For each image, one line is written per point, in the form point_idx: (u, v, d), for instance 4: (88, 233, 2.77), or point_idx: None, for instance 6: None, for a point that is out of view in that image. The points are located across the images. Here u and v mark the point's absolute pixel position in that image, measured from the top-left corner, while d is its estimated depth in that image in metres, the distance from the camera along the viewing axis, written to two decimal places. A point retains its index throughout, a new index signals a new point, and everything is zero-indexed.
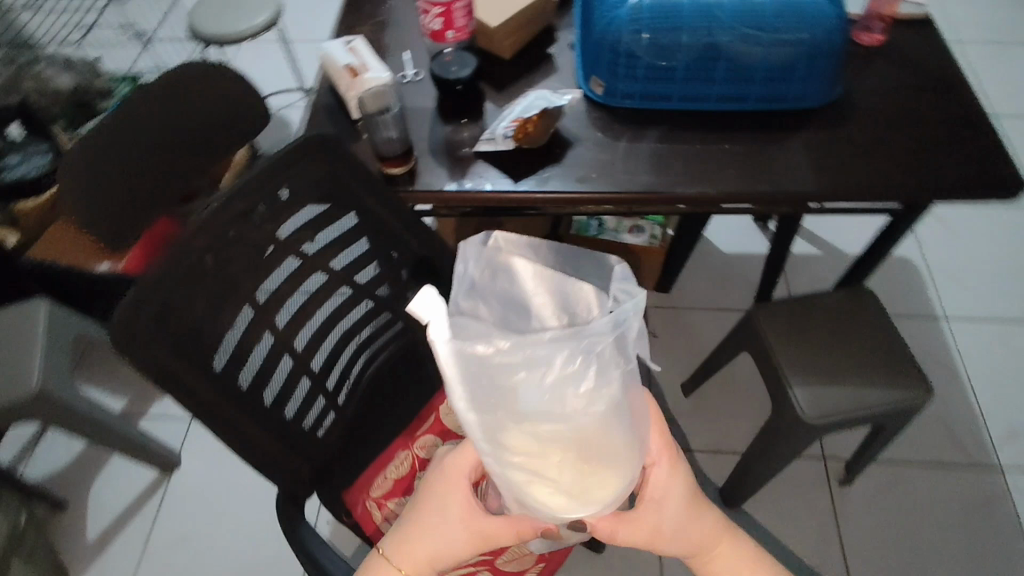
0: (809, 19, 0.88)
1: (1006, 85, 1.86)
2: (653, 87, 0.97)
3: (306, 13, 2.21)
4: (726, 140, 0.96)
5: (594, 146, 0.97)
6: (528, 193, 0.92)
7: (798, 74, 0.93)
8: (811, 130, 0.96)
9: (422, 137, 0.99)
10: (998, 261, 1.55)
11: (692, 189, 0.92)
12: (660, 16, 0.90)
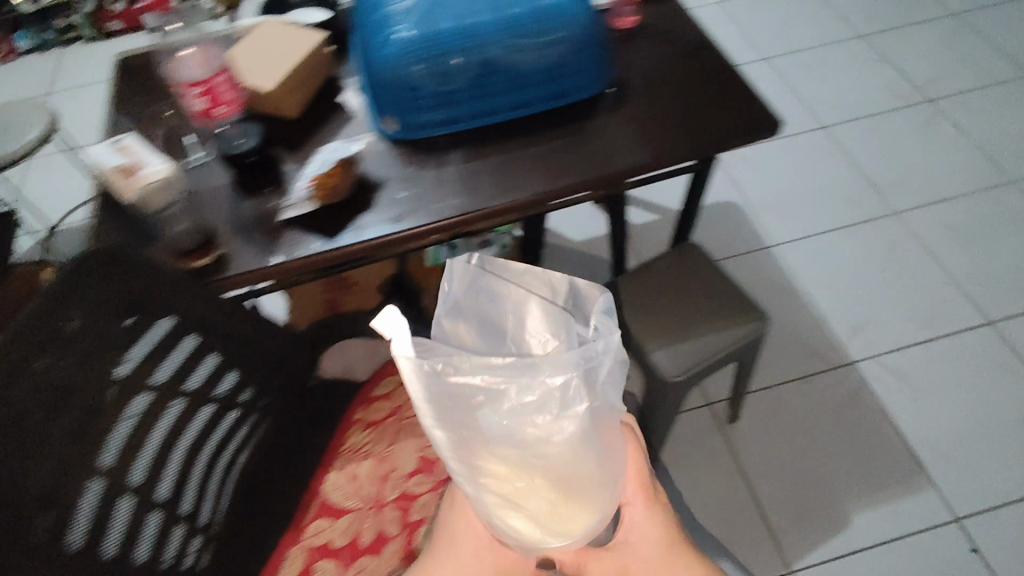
0: (563, 20, 0.95)
1: (766, 36, 2.15)
2: (443, 113, 0.99)
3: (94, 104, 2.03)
4: (524, 143, 1.00)
5: (400, 182, 0.97)
6: (350, 246, 0.90)
7: (570, 71, 1.00)
8: (594, 117, 1.01)
9: (222, 219, 0.94)
10: (797, 185, 1.77)
11: (506, 199, 0.94)
12: (429, 45, 0.92)
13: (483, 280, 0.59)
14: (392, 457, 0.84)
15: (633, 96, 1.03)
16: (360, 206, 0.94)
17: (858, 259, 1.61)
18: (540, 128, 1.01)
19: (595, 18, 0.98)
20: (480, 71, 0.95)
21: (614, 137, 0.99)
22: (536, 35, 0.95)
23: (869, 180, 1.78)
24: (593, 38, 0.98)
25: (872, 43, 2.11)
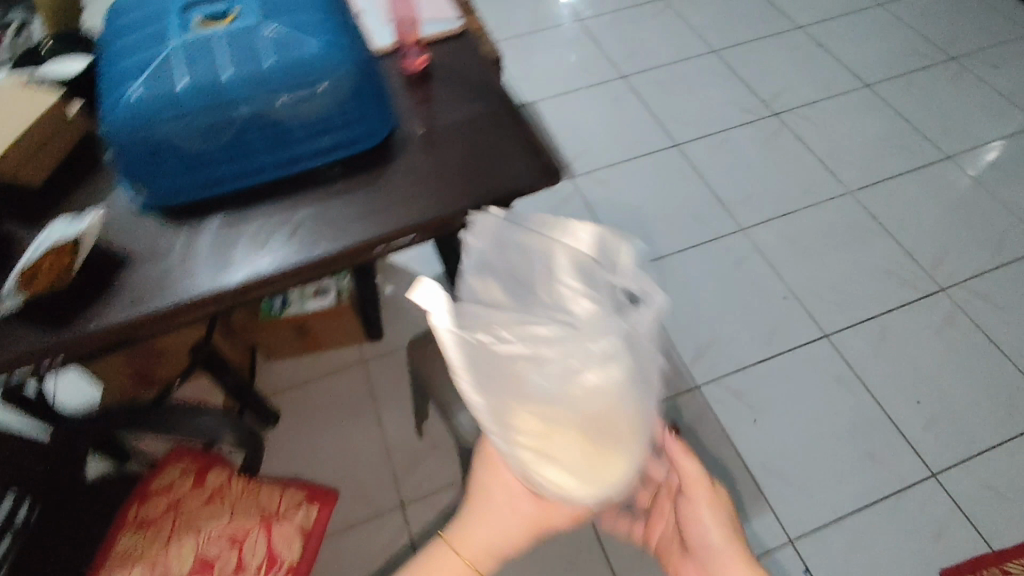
0: (311, 66, 0.87)
1: (628, 46, 2.12)
2: (199, 175, 0.91)
3: None
4: (288, 207, 0.93)
5: (143, 264, 0.87)
6: (93, 332, 0.81)
7: (336, 121, 0.92)
8: (365, 174, 0.95)
9: None
10: (658, 199, 1.74)
11: (278, 266, 0.87)
12: (158, 108, 0.85)
13: (507, 237, 0.71)
14: (163, 562, 0.88)
15: (407, 148, 0.97)
16: (88, 296, 0.84)
17: (709, 275, 1.60)
18: (303, 189, 0.94)
19: (362, 60, 0.91)
20: (229, 130, 0.88)
21: (382, 195, 0.93)
22: (287, 84, 0.87)
23: (715, 195, 1.74)
24: (355, 84, 0.91)
25: (722, 56, 2.07)
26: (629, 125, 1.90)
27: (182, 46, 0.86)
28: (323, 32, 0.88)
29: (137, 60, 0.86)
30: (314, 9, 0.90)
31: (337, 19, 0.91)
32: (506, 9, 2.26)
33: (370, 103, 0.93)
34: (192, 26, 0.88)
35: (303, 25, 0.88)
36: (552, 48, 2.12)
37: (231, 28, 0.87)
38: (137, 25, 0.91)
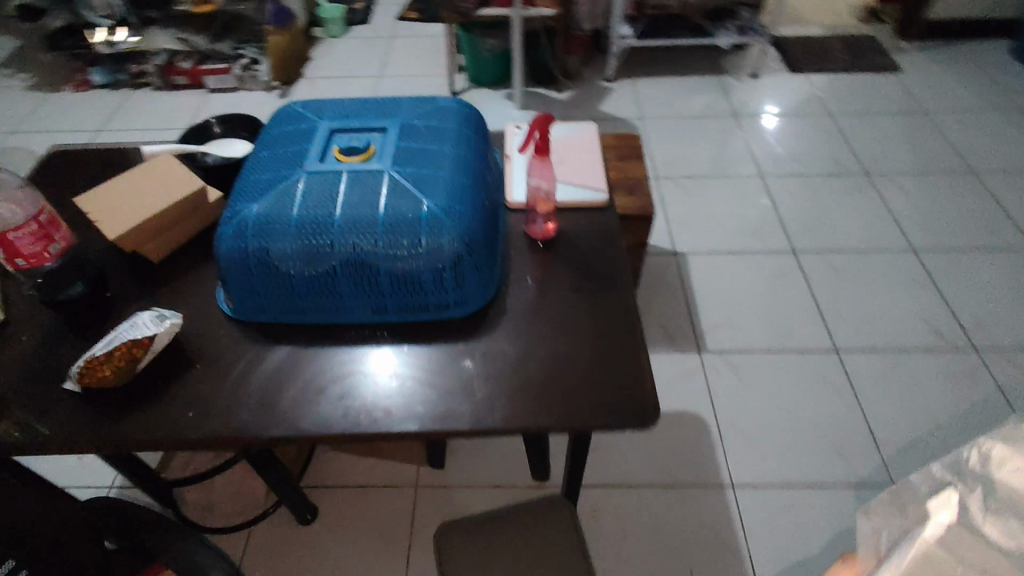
0: (421, 231, 0.82)
1: (809, 220, 1.89)
2: (283, 301, 0.88)
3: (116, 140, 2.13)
4: (355, 359, 0.86)
5: (201, 377, 0.84)
6: (128, 439, 0.78)
7: (430, 286, 0.86)
8: (444, 345, 0.87)
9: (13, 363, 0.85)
10: (794, 411, 1.47)
11: (317, 427, 0.79)
12: (264, 232, 0.83)
13: None
14: None
15: (497, 331, 0.88)
16: (140, 399, 0.82)
17: (836, 532, 1.28)
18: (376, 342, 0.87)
19: (473, 235, 0.85)
20: (322, 269, 0.84)
21: (450, 380, 0.83)
22: (389, 241, 0.82)
23: (869, 429, 1.43)
24: (460, 257, 0.84)
25: (923, 261, 1.77)
26: (785, 311, 1.66)
27: (312, 179, 0.86)
28: (444, 200, 0.84)
29: (269, 178, 0.87)
30: (445, 173, 0.88)
31: (464, 188, 0.87)
32: (689, 147, 2.14)
33: (469, 278, 0.86)
34: (330, 159, 0.89)
35: (427, 188, 0.85)
36: (724, 200, 1.96)
37: (361, 172, 0.86)
38: (286, 141, 0.93)
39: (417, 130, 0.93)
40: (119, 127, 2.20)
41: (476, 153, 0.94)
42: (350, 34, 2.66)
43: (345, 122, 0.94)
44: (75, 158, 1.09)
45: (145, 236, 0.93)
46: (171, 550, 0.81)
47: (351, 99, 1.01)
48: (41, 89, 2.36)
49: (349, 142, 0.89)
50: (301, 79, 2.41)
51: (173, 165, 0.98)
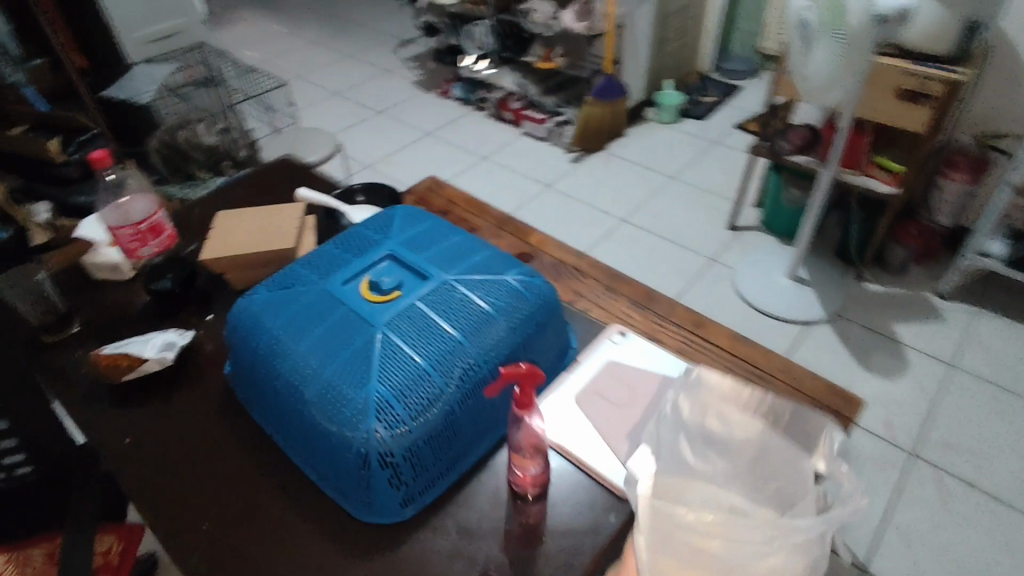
0: (360, 407, 0.71)
1: None
2: (243, 388, 0.84)
3: (433, 150, 2.48)
4: (256, 479, 0.77)
5: (160, 415, 0.86)
6: (88, 423, 0.85)
7: (341, 466, 0.72)
8: (332, 531, 0.72)
9: (107, 309, 1.01)
10: None
11: (174, 523, 0.74)
12: (259, 318, 0.81)
13: None
14: None
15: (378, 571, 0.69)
16: (121, 394, 0.88)
17: None
18: (280, 486, 0.76)
19: (398, 447, 0.70)
20: (272, 382, 0.78)
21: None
22: (319, 400, 0.73)
23: None
24: (378, 458, 0.70)
25: None
26: None
27: (321, 294, 0.82)
28: (392, 392, 0.72)
29: (302, 272, 0.86)
30: (425, 362, 0.74)
31: (429, 390, 0.73)
32: (995, 435, 1.46)
33: (373, 487, 0.71)
34: (355, 282, 0.83)
35: (391, 368, 0.73)
36: (1000, 542, 1.29)
37: (357, 314, 0.78)
38: (355, 243, 0.91)
39: (452, 296, 0.80)
40: (444, 138, 2.55)
41: (491, 353, 0.77)
42: (679, 125, 2.55)
43: (405, 253, 0.86)
44: (277, 172, 1.26)
45: (242, 266, 1.00)
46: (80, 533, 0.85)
47: (451, 227, 0.93)
48: (422, 88, 2.88)
49: (379, 278, 0.82)
50: (602, 152, 2.42)
51: (292, 215, 1.04)
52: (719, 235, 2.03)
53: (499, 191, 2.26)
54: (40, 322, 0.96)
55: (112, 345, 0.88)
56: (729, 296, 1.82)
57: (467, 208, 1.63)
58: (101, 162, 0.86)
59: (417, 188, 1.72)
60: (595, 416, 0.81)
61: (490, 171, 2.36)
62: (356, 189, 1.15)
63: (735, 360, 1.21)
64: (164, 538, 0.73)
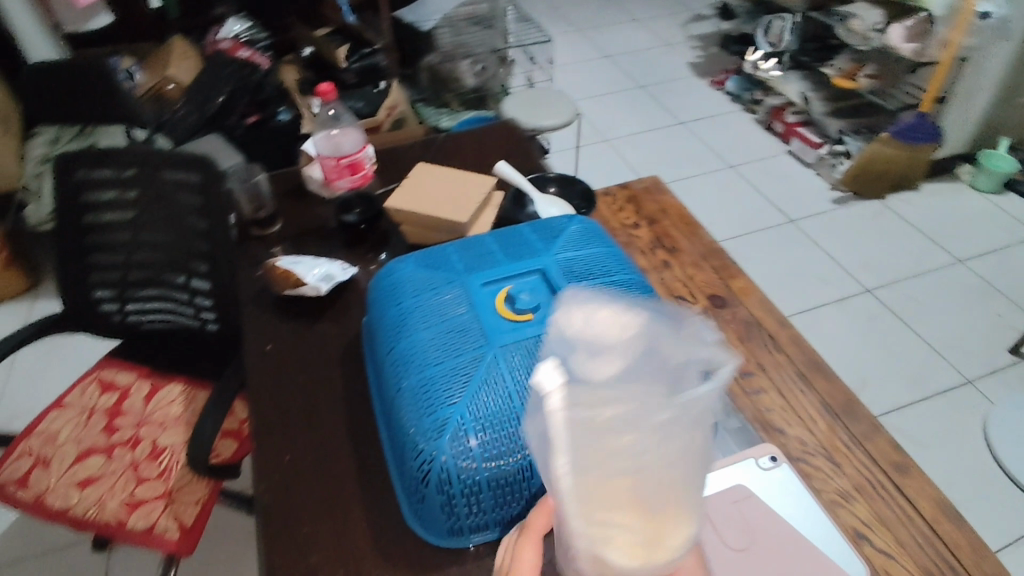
0: (442, 419, 0.66)
1: None
2: (366, 344, 0.85)
3: (678, 142, 2.30)
4: (342, 435, 0.79)
5: (300, 333, 0.92)
6: (250, 315, 0.96)
7: (406, 466, 0.69)
8: (377, 521, 0.70)
9: (306, 220, 1.11)
10: None
11: (265, 441, 0.79)
12: (398, 287, 0.81)
13: None
14: (167, 428, 1.13)
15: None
16: (281, 303, 0.97)
17: None
18: (355, 454, 0.77)
19: (460, 480, 0.64)
20: (382, 354, 0.77)
21: (325, 547, 0.68)
22: (409, 393, 0.70)
23: None
24: (438, 480, 0.64)
25: None
26: None
27: (457, 287, 0.78)
28: (477, 421, 0.65)
29: (453, 256, 0.83)
30: (521, 404, 0.66)
31: (513, 436, 0.65)
32: None
33: (424, 504, 0.66)
34: (494, 288, 0.78)
35: (486, 394, 0.66)
36: None
37: (480, 323, 0.73)
38: (515, 242, 0.85)
39: None
40: (695, 131, 2.35)
41: None
42: (997, 196, 1.99)
43: (556, 276, 0.79)
44: (491, 137, 1.27)
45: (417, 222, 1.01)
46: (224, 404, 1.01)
47: (619, 262, 0.83)
48: (696, 72, 2.66)
49: (518, 293, 0.76)
50: (874, 200, 2.00)
51: (481, 186, 1.03)
52: (990, 354, 1.57)
53: (732, 208, 2.02)
54: (254, 217, 1.10)
55: (286, 259, 0.98)
56: (970, 435, 1.41)
57: (677, 223, 1.48)
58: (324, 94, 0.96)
59: (635, 184, 1.60)
60: None
61: (730, 183, 2.11)
62: (550, 178, 1.12)
63: (930, 534, 0.92)
64: (253, 449, 0.78)
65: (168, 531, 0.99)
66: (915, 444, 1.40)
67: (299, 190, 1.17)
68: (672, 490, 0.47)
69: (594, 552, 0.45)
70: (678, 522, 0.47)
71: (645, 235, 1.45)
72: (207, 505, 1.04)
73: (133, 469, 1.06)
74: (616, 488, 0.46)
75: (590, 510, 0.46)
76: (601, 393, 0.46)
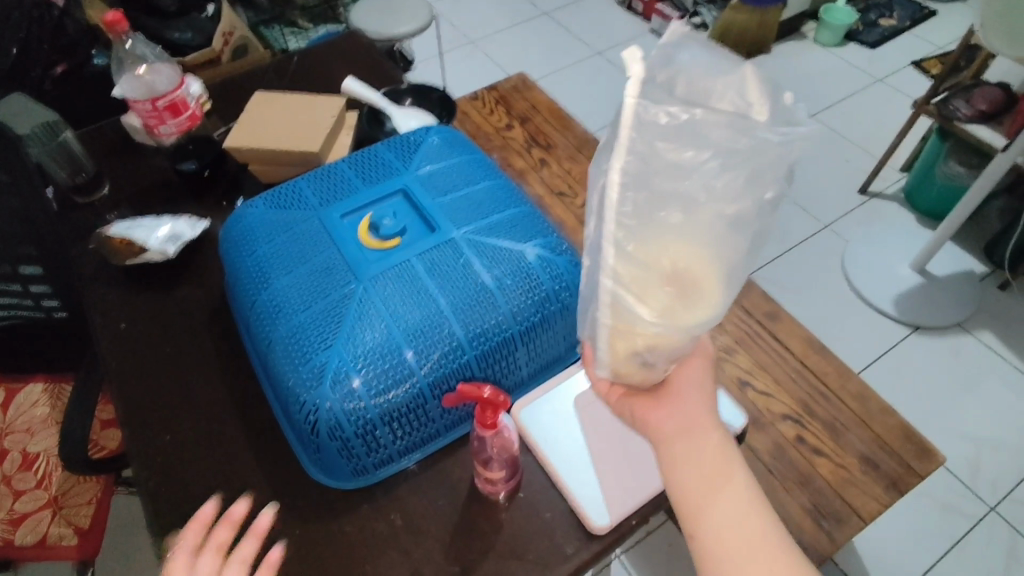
0: (321, 366, 0.63)
1: None
2: (231, 303, 0.79)
3: (543, 34, 2.23)
4: (224, 402, 0.74)
5: (158, 305, 0.83)
6: (92, 293, 0.85)
7: (294, 420, 0.66)
8: (277, 478, 0.68)
9: (138, 177, 0.99)
10: None
11: (138, 426, 0.73)
12: (250, 236, 0.74)
13: None
14: (35, 435, 1.02)
15: (312, 537, 0.65)
16: (127, 273, 0.87)
17: None
18: (241, 419, 0.72)
19: (351, 423, 0.62)
20: (246, 310, 0.71)
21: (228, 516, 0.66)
22: (282, 346, 0.65)
23: None
24: (328, 427, 0.62)
25: None
26: None
27: (315, 224, 0.72)
28: (357, 361, 0.62)
29: (304, 190, 0.77)
30: (400, 334, 0.64)
31: (398, 367, 0.63)
32: None
33: (321, 453, 0.64)
34: (355, 217, 0.73)
35: (363, 332, 0.64)
36: None
37: (346, 257, 0.69)
38: (371, 164, 0.79)
39: (454, 259, 0.68)
40: (558, 21, 2.27)
41: (479, 338, 0.66)
42: (841, 49, 2.11)
43: (419, 193, 0.75)
44: (335, 54, 1.15)
45: (263, 161, 0.91)
46: (91, 395, 0.92)
47: (482, 169, 0.79)
48: None
49: (380, 218, 0.71)
50: None
51: (327, 108, 0.94)
52: (845, 195, 1.72)
53: (606, 95, 2.01)
54: (71, 183, 0.95)
55: (118, 225, 0.87)
56: (834, 273, 1.56)
57: (549, 118, 1.45)
58: (115, 25, 0.83)
59: (502, 84, 1.55)
60: None
61: (601, 71, 2.09)
62: (402, 91, 1.03)
63: (801, 369, 1.03)
64: (127, 437, 0.72)
65: (64, 539, 0.92)
66: (788, 293, 1.53)
67: (121, 144, 1.03)
68: (717, 261, 0.43)
69: (620, 296, 0.43)
70: (717, 295, 0.44)
71: (519, 136, 1.42)
72: (103, 503, 0.97)
73: (6, 484, 0.96)
74: (660, 251, 0.42)
75: (628, 258, 0.42)
76: (684, 121, 0.39)
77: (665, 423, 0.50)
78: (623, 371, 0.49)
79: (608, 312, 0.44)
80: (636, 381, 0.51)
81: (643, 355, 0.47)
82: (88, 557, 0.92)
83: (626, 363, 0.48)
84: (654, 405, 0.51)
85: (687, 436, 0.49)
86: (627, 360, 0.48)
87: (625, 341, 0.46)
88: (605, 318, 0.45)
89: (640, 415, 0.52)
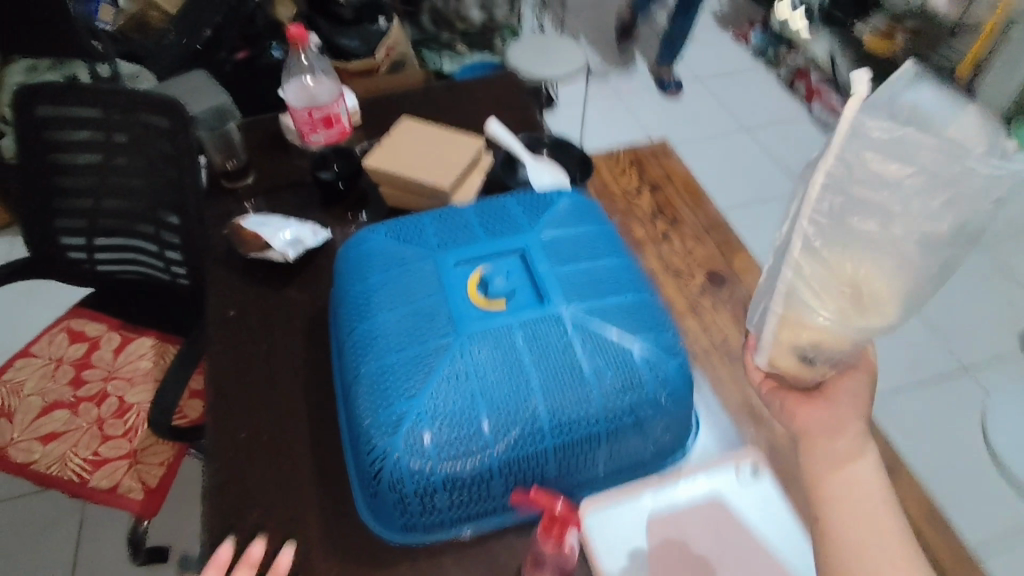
0: (397, 415, 0.61)
1: None
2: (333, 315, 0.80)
3: (692, 99, 2.18)
4: (302, 415, 0.75)
5: (266, 301, 0.87)
6: (213, 275, 0.90)
7: (359, 460, 0.64)
8: (329, 509, 0.67)
9: (280, 174, 1.04)
10: None
11: (218, 416, 0.74)
12: (367, 259, 0.75)
13: None
14: (136, 385, 1.09)
15: None
16: (246, 264, 0.91)
17: None
18: (312, 436, 0.73)
19: (413, 481, 0.60)
20: (343, 333, 0.71)
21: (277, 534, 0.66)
22: (366, 381, 0.65)
23: None
24: (390, 479, 0.60)
25: None
26: None
27: (428, 265, 0.72)
28: (434, 418, 0.60)
29: (427, 227, 0.77)
30: (483, 401, 0.61)
31: (473, 437, 0.60)
32: None
33: (376, 500, 0.62)
34: (469, 267, 0.72)
35: (446, 390, 0.61)
36: None
37: (449, 307, 0.67)
38: (497, 215, 0.78)
39: (556, 336, 0.65)
40: (711, 88, 2.21)
41: (562, 427, 0.61)
42: None
43: (537, 257, 0.72)
44: (486, 90, 1.17)
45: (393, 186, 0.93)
46: (186, 366, 0.97)
47: (608, 245, 0.76)
48: (718, 23, 2.50)
49: (493, 275, 0.69)
50: None
51: (468, 147, 0.94)
52: (997, 340, 1.53)
53: (745, 173, 1.92)
54: (223, 169, 1.02)
55: (252, 217, 0.92)
56: (967, 428, 1.38)
57: (682, 191, 1.39)
58: (298, 39, 0.89)
59: (641, 146, 1.51)
60: (680, 496, 0.68)
61: (744, 147, 2.00)
62: (543, 143, 1.02)
63: None
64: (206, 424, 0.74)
65: (132, 492, 0.97)
66: (907, 436, 1.36)
67: (273, 138, 1.09)
68: (901, 279, 0.46)
69: (798, 288, 0.48)
70: (889, 306, 0.47)
71: (646, 204, 1.37)
72: (172, 467, 1.02)
73: (99, 426, 1.03)
74: (847, 259, 0.46)
75: (815, 254, 0.46)
76: (901, 139, 0.42)
77: (812, 427, 0.57)
78: (782, 364, 0.54)
79: (782, 301, 0.50)
80: (798, 373, 0.55)
81: (809, 343, 0.51)
82: (147, 515, 0.97)
83: (789, 353, 0.53)
84: (805, 404, 0.59)
85: (829, 445, 0.56)
86: (790, 351, 0.53)
87: (793, 330, 0.51)
88: (779, 305, 0.50)
89: (788, 408, 0.60)
